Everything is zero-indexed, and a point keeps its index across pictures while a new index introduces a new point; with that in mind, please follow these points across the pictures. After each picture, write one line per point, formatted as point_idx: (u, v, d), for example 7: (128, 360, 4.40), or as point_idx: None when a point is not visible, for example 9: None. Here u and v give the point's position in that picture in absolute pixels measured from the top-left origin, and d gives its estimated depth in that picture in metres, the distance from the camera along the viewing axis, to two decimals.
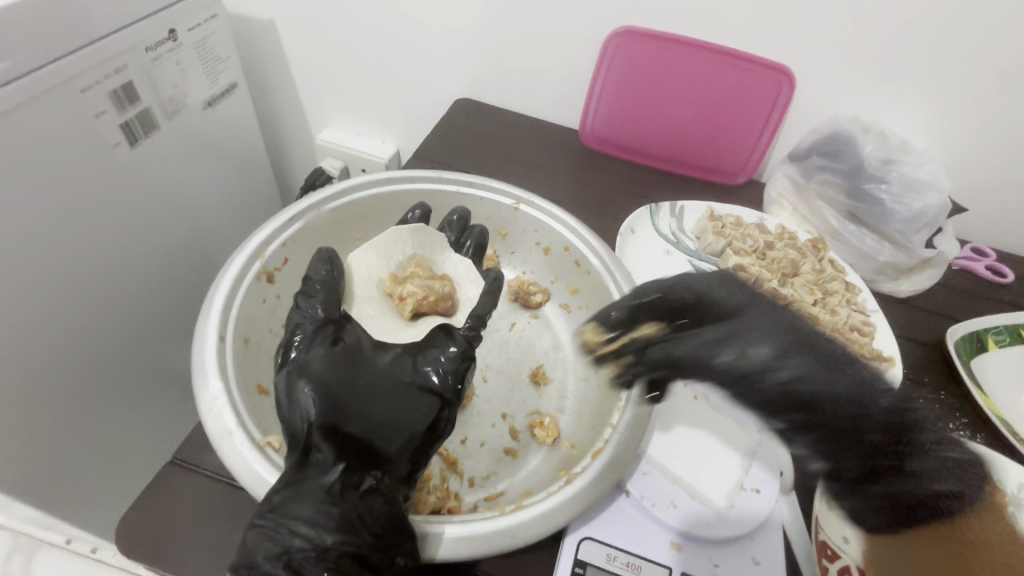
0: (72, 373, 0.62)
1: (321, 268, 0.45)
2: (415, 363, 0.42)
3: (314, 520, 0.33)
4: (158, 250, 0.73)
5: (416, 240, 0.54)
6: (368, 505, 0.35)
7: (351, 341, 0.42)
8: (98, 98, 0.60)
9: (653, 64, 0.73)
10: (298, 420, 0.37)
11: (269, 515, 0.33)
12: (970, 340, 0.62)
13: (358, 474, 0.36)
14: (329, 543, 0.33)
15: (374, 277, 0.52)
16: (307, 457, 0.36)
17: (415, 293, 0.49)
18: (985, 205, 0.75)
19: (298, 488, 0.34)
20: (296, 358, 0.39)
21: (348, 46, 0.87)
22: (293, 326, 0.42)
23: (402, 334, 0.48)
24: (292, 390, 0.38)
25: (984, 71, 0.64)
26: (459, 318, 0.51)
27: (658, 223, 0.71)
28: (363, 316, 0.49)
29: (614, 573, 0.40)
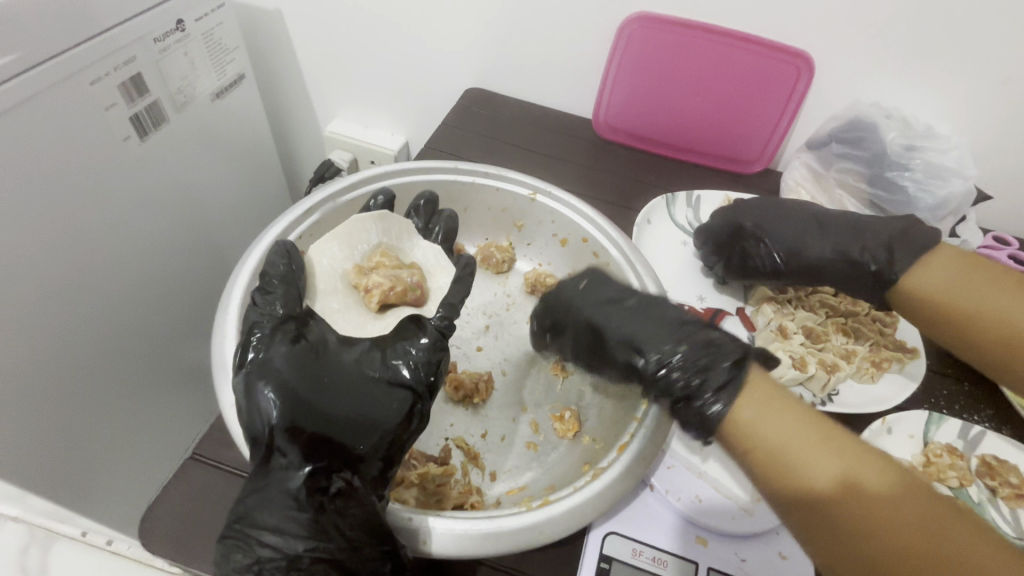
0: (86, 368, 0.61)
1: (278, 263, 0.43)
2: (384, 358, 0.44)
3: (282, 529, 0.34)
4: (169, 245, 0.73)
5: (380, 228, 0.52)
6: (340, 507, 0.36)
7: (315, 339, 0.42)
8: (108, 91, 0.59)
9: (668, 51, 0.72)
10: (258, 421, 0.36)
11: (237, 525, 0.35)
12: None
13: (326, 477, 0.36)
14: (301, 551, 0.34)
15: (339, 269, 0.50)
16: (270, 460, 0.36)
17: (382, 284, 0.48)
18: (1009, 192, 0.74)
19: (264, 495, 0.35)
20: (255, 358, 0.39)
21: (357, 35, 0.85)
22: (251, 323, 0.41)
23: (370, 326, 0.47)
24: (251, 391, 0.37)
25: (1013, 54, 0.62)
26: (429, 307, 0.49)
27: (674, 212, 0.70)
28: (328, 311, 0.47)
29: (640, 568, 0.39)
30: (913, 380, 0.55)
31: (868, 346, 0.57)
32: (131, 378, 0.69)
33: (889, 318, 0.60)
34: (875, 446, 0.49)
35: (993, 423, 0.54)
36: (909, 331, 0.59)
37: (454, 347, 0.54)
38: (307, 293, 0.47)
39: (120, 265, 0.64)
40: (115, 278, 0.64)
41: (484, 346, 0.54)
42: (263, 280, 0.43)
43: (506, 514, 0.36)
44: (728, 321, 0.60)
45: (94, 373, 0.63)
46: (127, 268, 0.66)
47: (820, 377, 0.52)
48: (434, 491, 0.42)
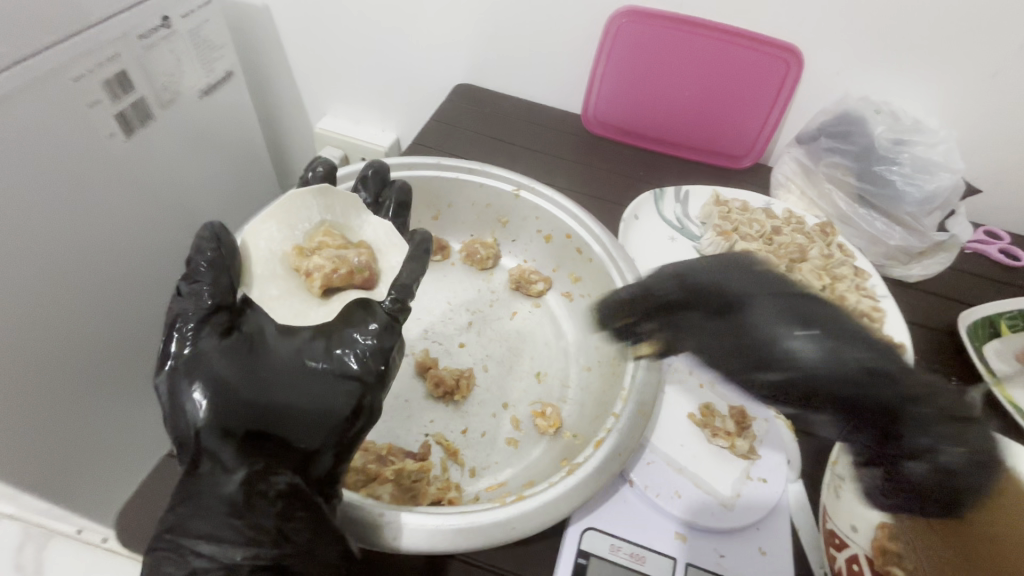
0: (67, 367, 0.61)
1: (205, 249, 0.39)
2: (327, 346, 0.43)
3: (218, 537, 0.33)
4: (155, 243, 0.72)
5: (322, 205, 0.50)
6: (284, 510, 0.35)
7: (251, 329, 0.42)
8: (91, 88, 0.59)
9: (656, 46, 0.71)
10: (186, 422, 0.36)
11: (167, 536, 0.33)
12: (982, 327, 0.61)
13: (265, 480, 0.35)
14: (239, 559, 0.32)
15: (278, 251, 0.48)
16: (201, 465, 0.35)
17: (324, 266, 0.46)
18: (1000, 187, 0.73)
19: (197, 502, 0.34)
20: (182, 354, 0.38)
21: (345, 32, 0.85)
22: (175, 315, 0.39)
23: (312, 313, 0.45)
24: (178, 390, 0.37)
25: (1002, 48, 0.62)
26: (380, 289, 0.48)
27: (662, 208, 0.70)
28: (266, 298, 0.45)
29: (617, 564, 0.39)
30: None
31: None
32: (117, 375, 0.69)
33: (876, 313, 0.59)
34: None
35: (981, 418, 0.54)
36: (895, 325, 0.59)
37: (437, 343, 0.54)
38: (242, 279, 0.44)
39: (104, 264, 0.64)
40: (98, 276, 0.63)
41: (466, 342, 0.54)
42: (188, 268, 0.40)
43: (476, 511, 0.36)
44: None
45: (78, 371, 0.63)
46: (112, 266, 0.66)
47: None
48: (410, 487, 0.42)
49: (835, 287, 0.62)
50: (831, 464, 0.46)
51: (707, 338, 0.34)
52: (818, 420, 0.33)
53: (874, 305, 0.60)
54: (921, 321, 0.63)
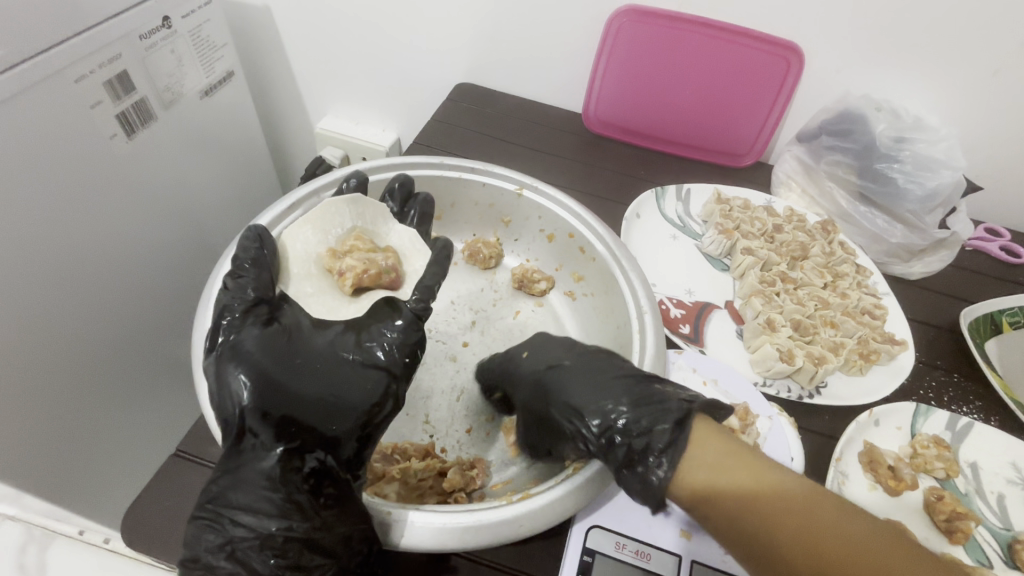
0: (72, 367, 0.61)
1: (250, 248, 0.44)
2: (357, 339, 0.42)
3: (256, 509, 0.34)
4: (158, 244, 0.73)
5: (354, 212, 0.52)
6: (315, 488, 0.36)
7: (288, 322, 0.42)
8: (93, 89, 0.59)
9: (657, 45, 0.71)
10: (231, 405, 0.37)
11: (209, 506, 0.35)
12: (983, 322, 0.61)
13: (300, 457, 0.36)
14: (273, 530, 0.34)
15: (313, 252, 0.50)
16: (242, 442, 0.36)
17: (356, 268, 0.48)
18: (999, 184, 0.73)
19: (236, 476, 0.35)
20: (227, 340, 0.39)
21: (346, 32, 0.85)
22: (222, 306, 0.41)
23: (343, 309, 0.47)
24: (223, 375, 0.38)
25: (1002, 44, 0.62)
26: (404, 290, 0.50)
27: (664, 206, 0.70)
28: (301, 295, 0.47)
29: (622, 561, 0.39)
30: (900, 371, 0.55)
31: (857, 339, 0.56)
32: (120, 375, 0.69)
33: (878, 311, 0.59)
34: (862, 438, 0.49)
35: (983, 414, 0.54)
36: (897, 324, 0.59)
37: (441, 343, 0.54)
38: (279, 278, 0.47)
39: (107, 264, 0.64)
40: (100, 278, 0.63)
41: (470, 341, 0.54)
42: (234, 265, 0.43)
43: (489, 509, 0.36)
44: (717, 314, 0.60)
45: (82, 371, 0.63)
46: (115, 268, 0.66)
47: (808, 370, 0.52)
48: (416, 485, 0.42)
49: (836, 285, 0.62)
50: (835, 462, 0.46)
51: (575, 391, 0.41)
52: (651, 465, 0.36)
53: (875, 303, 0.60)
54: (922, 317, 0.63)
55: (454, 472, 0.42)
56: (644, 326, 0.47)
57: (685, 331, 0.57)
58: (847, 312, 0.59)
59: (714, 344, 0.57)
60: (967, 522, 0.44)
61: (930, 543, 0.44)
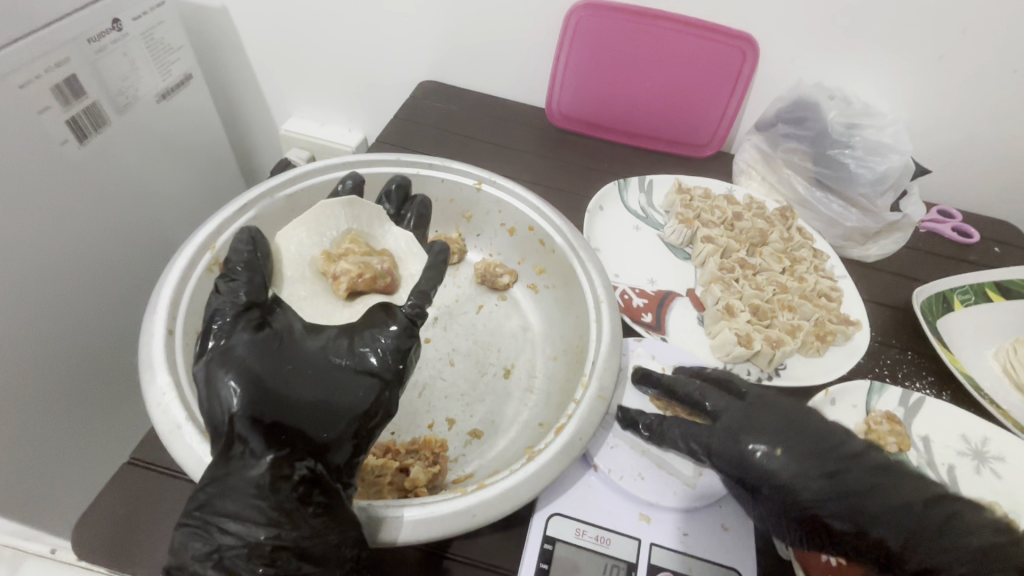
0: (27, 381, 0.60)
1: (242, 250, 0.42)
2: (350, 346, 0.41)
3: (243, 517, 0.33)
4: (114, 252, 0.71)
5: (351, 214, 0.51)
6: (304, 496, 0.34)
7: (280, 326, 0.41)
8: (40, 94, 0.57)
9: (615, 39, 0.72)
10: (219, 412, 0.36)
11: (196, 513, 0.33)
12: (936, 301, 0.63)
13: (289, 465, 0.34)
14: (262, 539, 0.32)
15: (306, 255, 0.49)
16: (229, 449, 0.35)
17: (350, 271, 0.47)
18: (948, 167, 0.76)
19: (224, 483, 0.34)
20: (217, 345, 0.38)
21: (306, 32, 0.84)
22: (212, 311, 0.40)
23: (337, 314, 0.47)
24: (212, 378, 0.36)
25: (944, 32, 0.64)
26: (400, 295, 0.49)
27: (626, 198, 0.70)
28: (293, 298, 0.46)
29: (582, 548, 0.40)
30: (856, 351, 0.56)
31: (814, 321, 0.57)
32: (78, 387, 0.67)
33: (834, 293, 0.60)
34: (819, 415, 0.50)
35: (934, 390, 0.56)
36: (852, 304, 0.60)
37: None
38: (273, 281, 0.47)
39: (65, 274, 0.63)
40: (55, 288, 0.62)
41: (431, 337, 0.53)
42: (226, 268, 0.42)
43: (440, 501, 0.37)
44: (679, 302, 0.61)
45: (38, 385, 0.61)
46: (70, 277, 0.64)
47: (766, 353, 0.53)
48: (374, 482, 0.41)
49: (794, 270, 0.63)
50: None
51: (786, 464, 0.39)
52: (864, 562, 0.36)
53: (832, 286, 0.62)
54: (876, 298, 0.65)
55: (417, 469, 0.41)
56: (601, 316, 0.48)
57: (646, 319, 0.57)
58: (804, 296, 0.60)
59: (675, 331, 0.58)
60: None
61: None
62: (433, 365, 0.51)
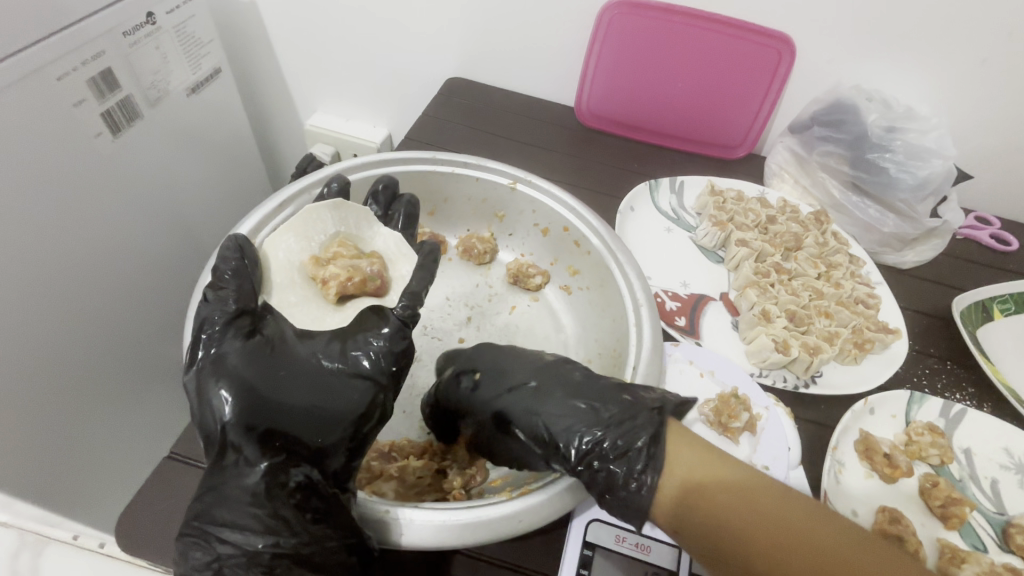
0: (64, 370, 0.60)
1: (231, 258, 0.41)
2: (343, 348, 0.41)
3: (242, 526, 0.33)
4: (145, 246, 0.72)
5: (337, 216, 0.51)
6: (302, 502, 0.34)
7: (272, 333, 0.41)
8: (76, 87, 0.58)
9: (648, 38, 0.71)
10: (212, 421, 0.36)
11: (195, 523, 0.33)
12: (976, 310, 0.62)
13: (285, 471, 0.35)
14: (260, 548, 0.32)
15: (295, 260, 0.48)
16: (225, 457, 0.35)
17: (339, 276, 0.47)
18: (989, 173, 0.74)
19: (221, 492, 0.34)
20: (208, 354, 0.38)
21: (335, 29, 0.84)
22: (201, 320, 0.39)
23: (328, 319, 0.47)
24: (204, 389, 0.36)
25: (989, 35, 0.63)
26: (391, 297, 0.49)
27: (658, 199, 0.70)
28: (284, 305, 0.46)
29: (623, 554, 0.39)
30: (894, 360, 0.55)
31: (852, 328, 0.56)
32: (111, 377, 0.68)
33: (872, 299, 0.59)
34: (857, 427, 0.48)
35: (974, 401, 0.54)
36: (890, 313, 0.59)
37: (436, 339, 0.53)
38: (261, 288, 0.46)
39: (98, 266, 0.64)
40: (90, 280, 0.63)
41: (465, 338, 0.53)
42: (215, 276, 0.41)
43: (485, 505, 0.36)
44: (713, 306, 0.61)
45: (75, 375, 0.62)
46: (104, 270, 0.65)
47: (802, 361, 0.52)
48: (414, 484, 0.41)
49: (831, 275, 0.62)
50: (832, 451, 0.46)
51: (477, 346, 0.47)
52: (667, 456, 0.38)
53: (869, 292, 0.61)
54: (914, 306, 0.64)
55: (453, 474, 0.42)
56: (641, 320, 0.47)
57: (680, 323, 0.57)
58: (840, 302, 0.59)
59: (709, 335, 0.57)
60: (962, 507, 0.44)
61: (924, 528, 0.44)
62: None
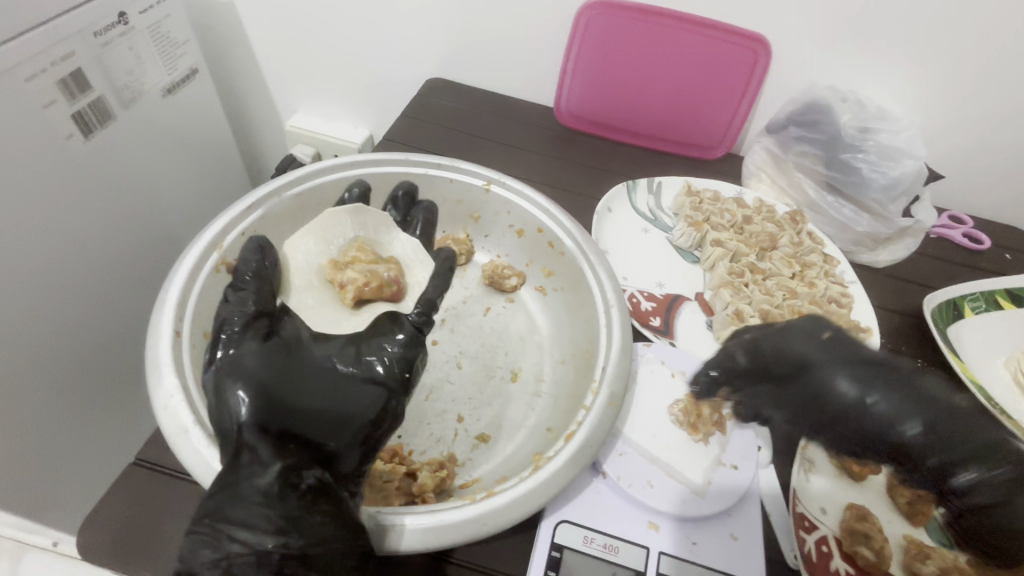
0: (35, 376, 0.60)
1: (251, 259, 0.44)
2: (358, 353, 0.41)
3: (253, 525, 0.30)
4: (121, 249, 0.71)
5: (356, 222, 0.54)
6: (311, 504, 0.32)
7: (287, 336, 0.41)
8: (46, 88, 0.57)
9: (626, 38, 0.71)
10: (228, 421, 0.35)
11: (205, 520, 0.31)
12: (946, 307, 0.62)
13: (297, 473, 0.33)
14: (270, 547, 0.30)
15: (314, 264, 0.52)
16: (240, 456, 0.33)
17: (356, 280, 0.49)
18: (961, 173, 0.75)
19: (233, 491, 0.32)
20: (226, 355, 0.38)
21: (314, 29, 0.84)
22: (220, 321, 0.40)
23: (345, 323, 0.49)
24: (221, 389, 0.36)
25: (958, 36, 0.63)
26: (407, 303, 0.50)
27: (636, 200, 0.70)
28: (302, 306, 0.49)
29: (591, 556, 0.39)
30: None
31: None
32: (85, 382, 0.67)
33: (844, 299, 0.60)
34: None
35: None
36: (862, 311, 0.60)
37: None
38: (281, 289, 0.49)
39: (70, 269, 0.63)
40: (63, 284, 0.62)
41: (439, 339, 0.53)
42: (236, 277, 0.43)
43: (450, 509, 0.36)
44: (687, 307, 0.61)
45: (46, 380, 0.61)
46: (77, 274, 0.64)
47: None
48: (382, 488, 0.41)
49: (804, 275, 0.63)
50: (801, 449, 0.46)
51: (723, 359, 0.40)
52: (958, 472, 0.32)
53: (842, 291, 0.61)
54: (887, 304, 0.64)
55: (424, 475, 0.41)
56: (611, 320, 0.47)
57: (655, 323, 0.57)
58: (814, 301, 0.59)
59: (684, 336, 0.58)
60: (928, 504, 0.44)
61: (892, 527, 0.44)
62: (441, 367, 0.50)
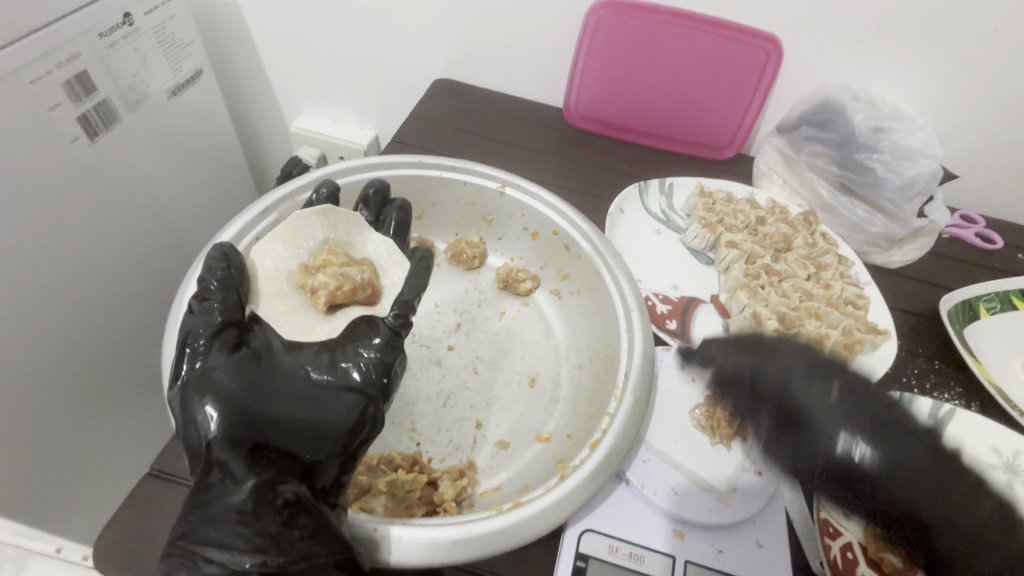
0: (41, 382, 0.59)
1: (216, 269, 0.40)
2: (332, 360, 0.41)
3: (229, 545, 0.31)
4: (128, 254, 0.70)
5: (326, 223, 0.49)
6: (290, 519, 0.33)
7: (258, 345, 0.40)
8: (51, 90, 0.56)
9: (636, 39, 0.71)
10: (196, 438, 0.34)
11: (180, 543, 0.32)
12: (964, 308, 0.62)
13: (273, 488, 0.33)
14: (247, 566, 0.31)
15: (283, 269, 0.46)
16: (210, 475, 0.33)
17: (329, 284, 0.44)
18: (973, 172, 0.75)
19: (206, 510, 0.32)
20: (193, 368, 0.37)
21: (321, 30, 0.83)
22: (185, 333, 0.38)
23: (317, 329, 0.44)
24: (188, 405, 0.35)
25: (974, 34, 0.63)
26: (383, 306, 0.46)
27: (647, 201, 0.69)
28: (272, 315, 0.43)
29: (616, 565, 0.39)
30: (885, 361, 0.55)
31: (842, 330, 0.56)
32: (93, 388, 0.67)
33: (861, 301, 0.59)
34: None
35: (962, 400, 0.55)
36: (880, 313, 0.60)
37: (425, 347, 0.52)
38: (248, 298, 0.44)
39: (75, 273, 0.62)
40: (69, 290, 0.61)
41: (455, 344, 0.52)
42: (200, 287, 0.40)
43: (472, 521, 0.36)
44: (703, 309, 0.60)
45: (53, 386, 0.60)
46: (83, 278, 0.63)
47: None
48: (404, 497, 0.39)
49: (820, 276, 0.62)
50: None
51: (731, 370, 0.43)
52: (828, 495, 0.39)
53: (858, 293, 0.60)
54: (902, 305, 0.64)
55: (446, 483, 0.41)
56: (632, 325, 0.47)
57: (671, 326, 0.56)
58: (831, 303, 0.59)
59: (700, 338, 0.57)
60: None
61: None
62: (458, 373, 0.50)
